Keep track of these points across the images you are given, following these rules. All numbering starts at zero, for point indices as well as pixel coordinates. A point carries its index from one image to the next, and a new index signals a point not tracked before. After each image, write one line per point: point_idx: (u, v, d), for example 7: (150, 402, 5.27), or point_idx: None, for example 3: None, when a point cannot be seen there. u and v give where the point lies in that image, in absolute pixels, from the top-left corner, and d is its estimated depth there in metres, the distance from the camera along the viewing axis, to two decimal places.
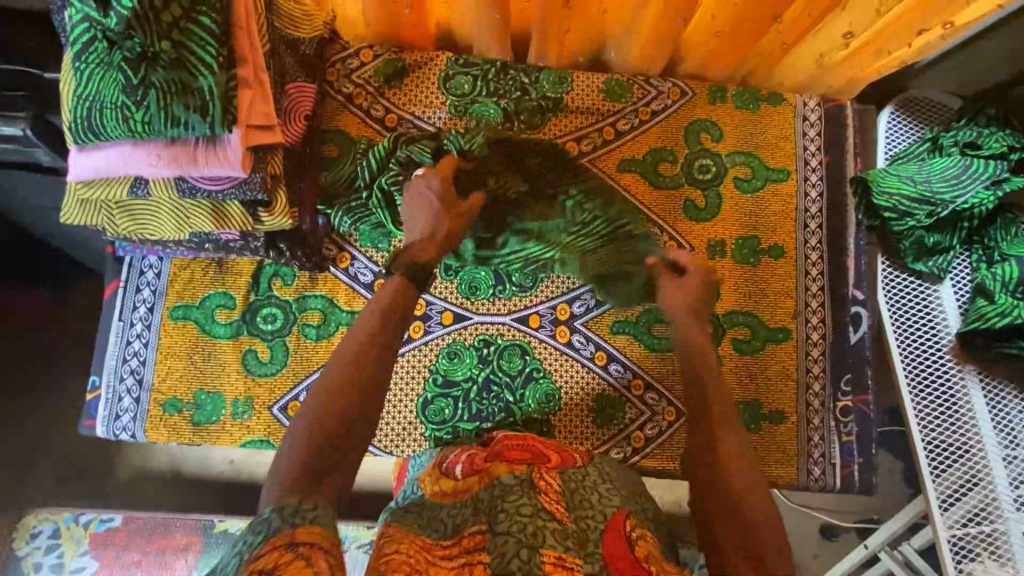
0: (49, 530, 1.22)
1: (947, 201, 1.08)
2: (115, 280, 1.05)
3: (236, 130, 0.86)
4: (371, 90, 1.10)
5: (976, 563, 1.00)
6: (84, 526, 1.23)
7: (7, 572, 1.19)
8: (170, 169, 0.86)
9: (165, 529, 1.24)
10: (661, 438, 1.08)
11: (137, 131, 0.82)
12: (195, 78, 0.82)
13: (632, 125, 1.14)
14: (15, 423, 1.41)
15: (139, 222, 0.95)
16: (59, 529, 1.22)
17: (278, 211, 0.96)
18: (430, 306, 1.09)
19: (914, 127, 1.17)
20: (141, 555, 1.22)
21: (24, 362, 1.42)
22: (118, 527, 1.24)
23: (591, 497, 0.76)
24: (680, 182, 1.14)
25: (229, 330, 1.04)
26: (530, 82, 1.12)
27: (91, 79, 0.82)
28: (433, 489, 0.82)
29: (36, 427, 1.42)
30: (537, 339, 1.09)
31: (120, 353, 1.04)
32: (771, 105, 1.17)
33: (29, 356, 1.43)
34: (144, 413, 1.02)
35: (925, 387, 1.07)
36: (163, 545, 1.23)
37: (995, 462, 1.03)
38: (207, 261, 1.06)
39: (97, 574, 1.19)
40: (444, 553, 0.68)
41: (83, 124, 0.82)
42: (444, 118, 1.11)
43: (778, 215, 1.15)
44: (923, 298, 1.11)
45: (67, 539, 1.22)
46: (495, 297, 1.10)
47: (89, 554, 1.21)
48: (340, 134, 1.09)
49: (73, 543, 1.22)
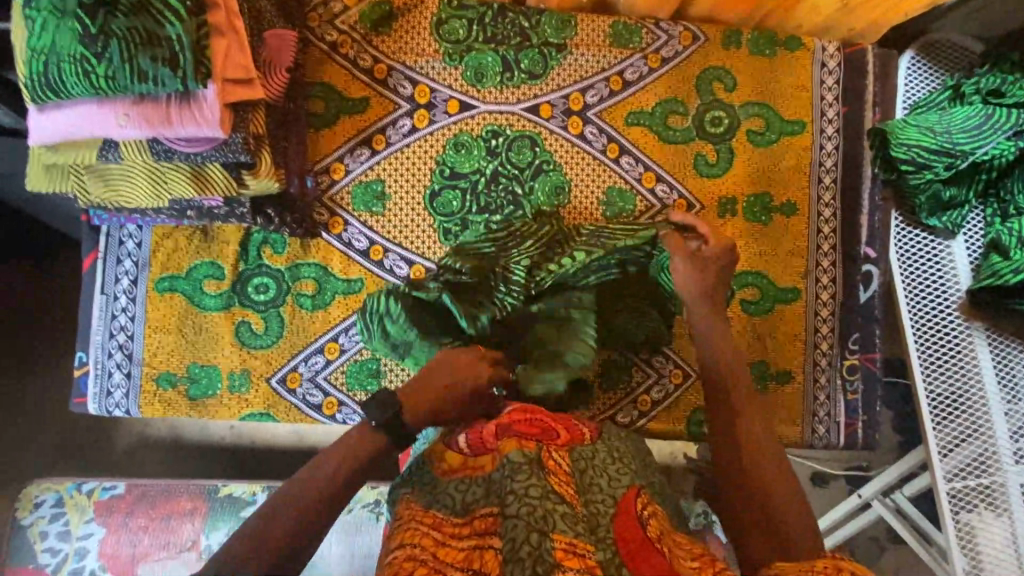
0: (52, 500, 1.21)
1: (967, 152, 1.03)
2: (93, 251, 0.99)
3: (211, 85, 0.78)
4: (357, 38, 1.01)
5: (972, 514, 1.02)
6: (88, 494, 1.22)
7: (11, 542, 1.19)
8: (142, 131, 0.78)
9: (169, 496, 1.23)
10: (667, 400, 1.08)
11: (101, 88, 0.74)
12: (161, 26, 0.74)
13: (641, 74, 1.06)
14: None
15: (113, 188, 0.88)
16: (63, 499, 1.21)
17: (264, 173, 0.89)
18: (392, 256, 1.01)
19: (934, 73, 1.11)
20: (148, 520, 1.21)
21: (25, 350, 1.37)
22: (122, 495, 1.23)
23: (600, 481, 0.74)
24: (690, 136, 1.07)
25: (219, 301, 0.99)
26: (530, 27, 1.04)
27: (43, 29, 0.73)
28: (440, 466, 0.79)
29: (35, 417, 1.38)
30: None
31: (105, 329, 0.99)
32: (788, 50, 1.09)
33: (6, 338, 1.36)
34: (136, 389, 0.99)
35: (932, 343, 1.06)
36: (169, 510, 1.22)
37: (996, 416, 1.03)
38: (191, 229, 0.99)
39: (104, 541, 1.19)
40: (456, 532, 0.70)
41: (38, 80, 0.74)
42: (438, 67, 1.02)
43: (790, 170, 1.10)
44: (934, 255, 1.08)
45: (72, 507, 1.21)
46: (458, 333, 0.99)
47: (95, 522, 1.20)
48: (325, 88, 1.00)
49: (78, 511, 1.21)
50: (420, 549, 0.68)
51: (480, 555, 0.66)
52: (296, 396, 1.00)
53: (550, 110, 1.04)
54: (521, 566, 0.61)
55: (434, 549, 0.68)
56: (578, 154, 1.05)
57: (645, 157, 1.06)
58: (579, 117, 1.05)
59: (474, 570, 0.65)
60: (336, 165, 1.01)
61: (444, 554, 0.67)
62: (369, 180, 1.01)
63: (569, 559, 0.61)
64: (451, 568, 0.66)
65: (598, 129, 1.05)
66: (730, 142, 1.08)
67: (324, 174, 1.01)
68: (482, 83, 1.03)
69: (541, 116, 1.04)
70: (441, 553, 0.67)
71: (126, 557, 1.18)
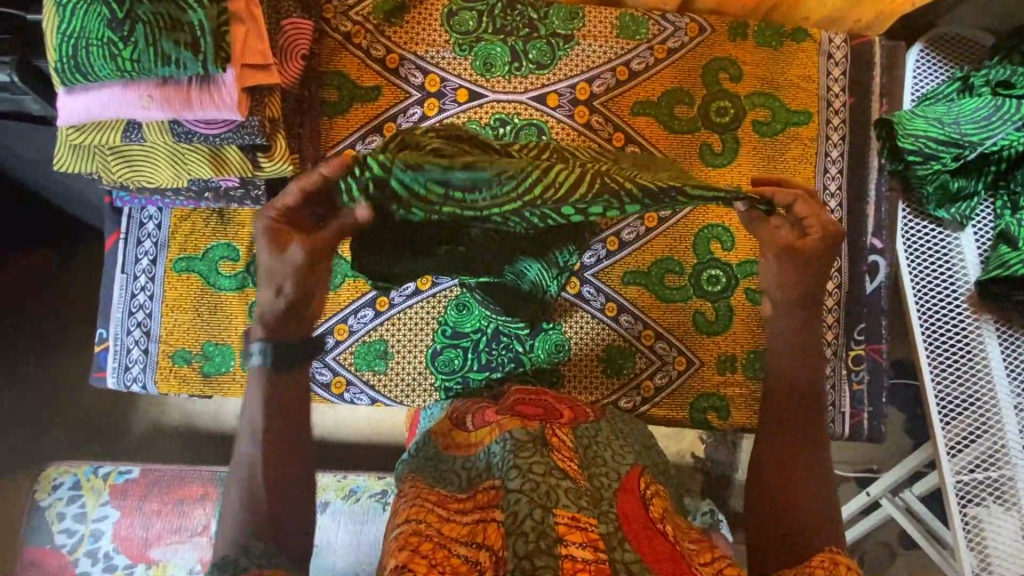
0: (69, 483, 1.24)
1: (976, 143, 1.04)
2: (115, 232, 1.03)
3: (230, 69, 0.82)
4: (370, 28, 1.04)
5: (980, 508, 1.01)
6: (104, 478, 1.25)
7: (31, 521, 1.22)
8: (164, 111, 0.82)
9: (183, 480, 1.26)
10: (671, 387, 1.07)
11: (126, 70, 0.78)
12: (185, 13, 0.78)
13: (647, 65, 1.08)
14: (17, 397, 1.41)
15: (134, 169, 0.92)
16: (80, 481, 1.25)
17: (278, 156, 0.92)
18: None
19: (943, 65, 1.12)
20: (161, 504, 1.24)
21: (48, 337, 1.42)
22: (137, 479, 1.26)
23: (604, 455, 0.76)
24: (696, 126, 1.08)
25: (234, 282, 1.02)
26: (539, 18, 1.06)
27: (74, 15, 0.77)
28: (445, 441, 0.85)
29: (54, 405, 1.42)
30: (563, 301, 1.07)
31: (125, 307, 1.02)
32: (794, 41, 1.10)
33: (22, 327, 1.42)
34: (153, 365, 1.02)
35: (939, 334, 1.05)
36: (182, 494, 1.25)
37: (1006, 410, 1.02)
38: (208, 211, 1.02)
39: (118, 524, 1.22)
40: (459, 508, 0.72)
41: (67, 63, 0.78)
42: (448, 57, 1.05)
43: (796, 160, 1.10)
44: (943, 247, 1.08)
45: (88, 490, 1.25)
46: (488, 343, 1.06)
47: (110, 504, 1.23)
48: (338, 76, 1.04)
49: (93, 494, 1.24)
50: (425, 525, 0.69)
51: (485, 527, 0.67)
52: None
53: (557, 99, 1.06)
54: (524, 539, 0.61)
55: (438, 525, 0.69)
56: (586, 142, 1.07)
57: (650, 146, 1.08)
58: (585, 106, 1.07)
59: (479, 543, 0.66)
60: (348, 151, 1.04)
61: (450, 528, 0.68)
62: None
63: (572, 534, 0.62)
64: (457, 542, 0.67)
65: (604, 118, 1.07)
66: (736, 132, 1.09)
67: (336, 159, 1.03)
68: (491, 72, 1.05)
69: (548, 105, 1.06)
70: (445, 529, 0.68)
71: (139, 540, 1.21)
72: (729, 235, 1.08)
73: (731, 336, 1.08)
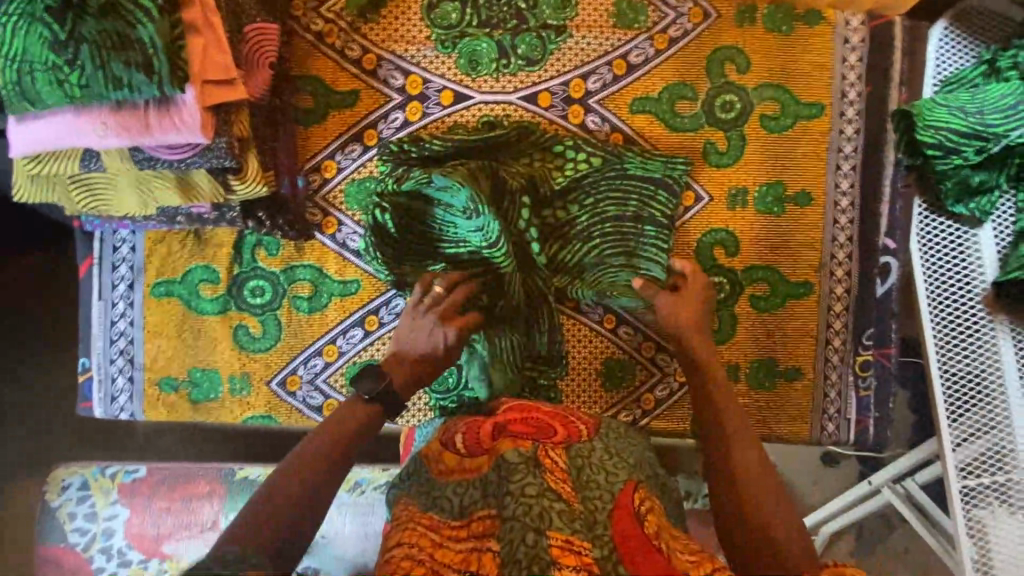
0: (78, 483, 1.18)
1: (1000, 134, 0.95)
2: (88, 257, 0.98)
3: (190, 88, 0.75)
4: (344, 26, 0.96)
5: (985, 511, 0.99)
6: (111, 478, 1.19)
7: (40, 521, 1.17)
8: (123, 139, 0.76)
9: (188, 478, 1.19)
10: (672, 400, 1.04)
11: (76, 96, 0.72)
12: (133, 29, 0.70)
13: (646, 57, 1.00)
14: None
15: (99, 198, 0.87)
16: (88, 482, 1.18)
17: (251, 177, 0.86)
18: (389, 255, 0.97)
19: (969, 45, 1.01)
20: (169, 502, 1.17)
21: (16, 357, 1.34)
22: (143, 478, 1.19)
23: (599, 477, 0.72)
24: (699, 123, 1.01)
25: (216, 305, 0.98)
26: (527, 8, 0.97)
27: (13, 37, 0.70)
28: (438, 466, 0.79)
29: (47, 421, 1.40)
30: (559, 309, 1.02)
31: (106, 334, 0.99)
32: (807, 25, 1.02)
33: (12, 332, 1.34)
34: (140, 394, 1.00)
35: (952, 339, 1.00)
36: (188, 492, 1.18)
37: (1017, 413, 0.98)
38: (184, 233, 0.97)
39: (129, 522, 1.16)
40: (453, 534, 0.70)
41: (12, 90, 0.71)
42: (430, 55, 0.97)
43: (807, 156, 1.03)
44: (959, 244, 1.00)
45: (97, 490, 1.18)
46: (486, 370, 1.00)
47: (120, 503, 1.17)
48: (312, 81, 0.96)
49: (103, 493, 1.18)
50: (418, 549, 0.68)
51: (479, 557, 0.66)
52: (296, 399, 1.00)
53: (550, 99, 0.99)
54: (517, 567, 0.60)
55: (431, 550, 0.68)
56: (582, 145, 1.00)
57: (650, 147, 1.01)
58: (581, 105, 1.00)
59: (473, 571, 0.65)
60: (327, 163, 0.97)
61: (443, 555, 0.67)
62: (363, 178, 0.97)
63: (565, 557, 0.61)
64: (449, 568, 0.66)
65: (600, 118, 1.00)
66: (742, 128, 1.02)
67: (315, 173, 0.97)
68: (477, 70, 0.97)
69: (540, 105, 0.99)
70: (438, 554, 0.67)
71: (152, 538, 1.16)
72: (734, 240, 1.03)
73: (734, 346, 1.05)
